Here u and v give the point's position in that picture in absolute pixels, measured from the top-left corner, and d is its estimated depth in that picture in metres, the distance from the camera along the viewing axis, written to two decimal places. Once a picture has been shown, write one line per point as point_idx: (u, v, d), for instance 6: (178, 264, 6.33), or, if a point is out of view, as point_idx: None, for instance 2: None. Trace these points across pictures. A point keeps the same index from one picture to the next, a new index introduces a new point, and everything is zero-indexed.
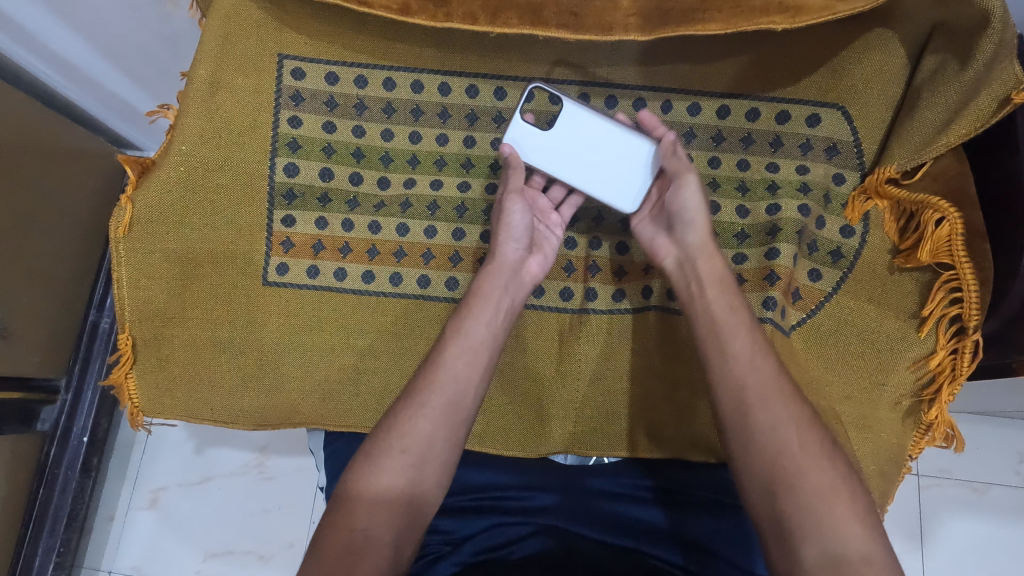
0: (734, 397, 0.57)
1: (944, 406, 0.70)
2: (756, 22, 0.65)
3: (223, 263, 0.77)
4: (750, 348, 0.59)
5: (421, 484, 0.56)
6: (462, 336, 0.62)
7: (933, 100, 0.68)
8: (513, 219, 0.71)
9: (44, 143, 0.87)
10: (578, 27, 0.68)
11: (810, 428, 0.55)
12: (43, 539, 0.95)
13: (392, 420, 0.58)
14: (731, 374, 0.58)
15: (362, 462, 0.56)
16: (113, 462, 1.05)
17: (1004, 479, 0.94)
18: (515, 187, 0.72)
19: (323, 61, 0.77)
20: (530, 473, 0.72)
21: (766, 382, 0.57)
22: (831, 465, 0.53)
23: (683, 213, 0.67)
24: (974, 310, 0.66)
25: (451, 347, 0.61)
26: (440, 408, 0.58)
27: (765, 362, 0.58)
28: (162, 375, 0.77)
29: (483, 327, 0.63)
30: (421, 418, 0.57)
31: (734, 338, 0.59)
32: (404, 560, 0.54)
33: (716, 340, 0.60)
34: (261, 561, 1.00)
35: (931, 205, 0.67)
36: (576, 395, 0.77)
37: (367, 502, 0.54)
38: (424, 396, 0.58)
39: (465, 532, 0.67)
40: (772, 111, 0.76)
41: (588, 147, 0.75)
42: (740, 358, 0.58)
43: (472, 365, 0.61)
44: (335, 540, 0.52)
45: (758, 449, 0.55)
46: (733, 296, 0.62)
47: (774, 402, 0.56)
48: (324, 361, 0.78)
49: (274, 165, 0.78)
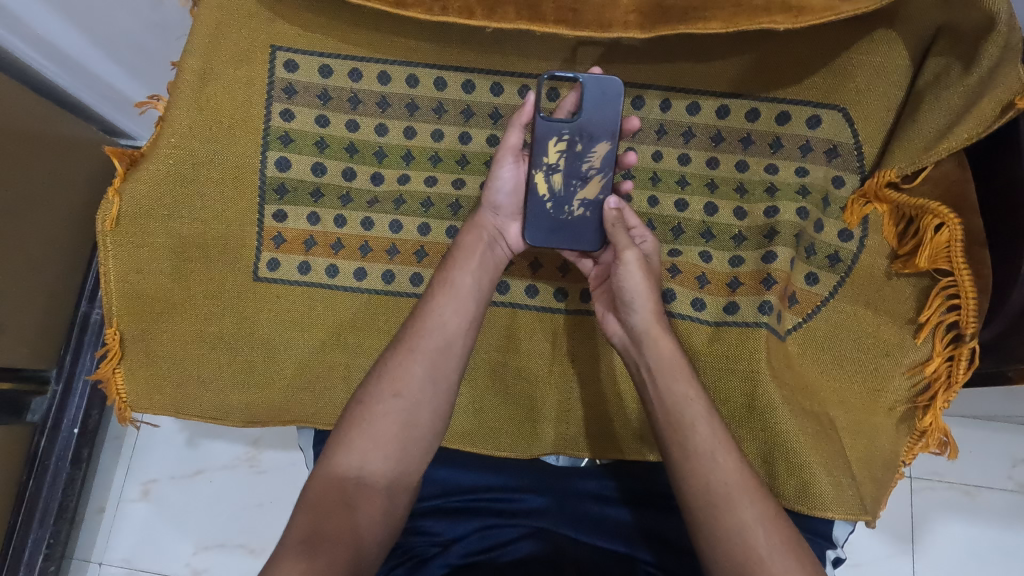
0: (699, 498, 0.52)
1: (938, 414, 0.69)
2: (758, 21, 0.63)
3: (213, 258, 0.76)
4: (714, 447, 0.53)
5: (413, 430, 0.56)
6: (449, 287, 0.61)
7: (936, 104, 0.67)
8: (499, 181, 0.67)
9: (37, 130, 0.85)
10: (576, 23, 0.67)
11: (779, 527, 0.50)
12: (33, 530, 0.94)
13: (382, 367, 0.58)
14: (695, 468, 0.53)
15: (355, 410, 0.56)
16: (105, 450, 1.04)
17: (993, 482, 0.94)
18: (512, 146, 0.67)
19: (317, 54, 0.76)
20: (522, 474, 0.71)
21: (731, 479, 0.52)
22: (803, 568, 0.49)
23: (629, 289, 0.61)
24: (971, 318, 0.65)
25: (441, 297, 0.61)
26: (429, 354, 0.58)
27: (728, 460, 0.53)
28: (150, 370, 0.76)
29: (470, 279, 0.62)
30: (413, 364, 0.57)
31: (694, 435, 0.54)
32: (399, 508, 0.55)
33: (673, 438, 0.55)
34: (251, 555, 0.99)
35: (931, 211, 0.67)
36: (568, 396, 0.77)
37: (360, 444, 0.54)
38: (414, 342, 0.58)
39: (454, 533, 0.66)
40: (772, 112, 0.75)
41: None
42: (699, 458, 0.53)
43: (460, 312, 0.60)
44: (330, 481, 0.53)
45: (726, 554, 0.50)
46: (684, 380, 0.57)
47: (740, 502, 0.51)
48: (314, 357, 0.77)
49: (266, 158, 0.77)
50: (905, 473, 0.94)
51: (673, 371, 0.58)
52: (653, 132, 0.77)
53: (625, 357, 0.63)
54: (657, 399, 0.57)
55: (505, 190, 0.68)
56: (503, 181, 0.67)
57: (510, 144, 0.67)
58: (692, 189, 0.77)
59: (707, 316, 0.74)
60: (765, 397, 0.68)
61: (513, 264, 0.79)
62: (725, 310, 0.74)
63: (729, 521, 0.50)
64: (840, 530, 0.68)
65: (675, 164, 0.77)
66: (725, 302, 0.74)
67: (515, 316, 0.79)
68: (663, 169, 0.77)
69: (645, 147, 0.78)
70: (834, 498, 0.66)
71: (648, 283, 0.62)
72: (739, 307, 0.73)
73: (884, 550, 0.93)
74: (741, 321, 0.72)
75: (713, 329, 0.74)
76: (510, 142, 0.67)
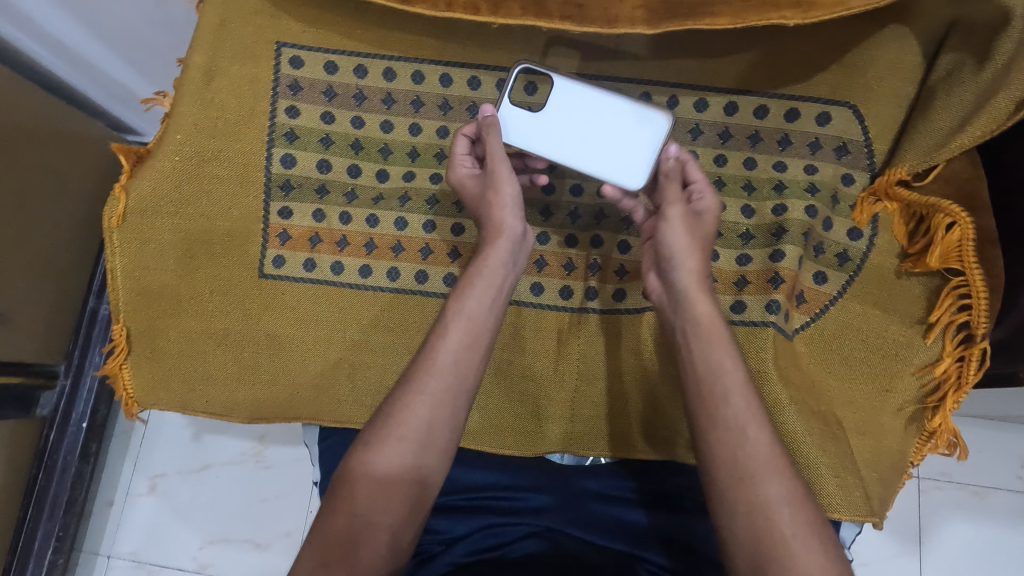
0: (724, 470, 0.51)
1: (948, 415, 0.69)
2: (767, 17, 0.63)
3: (219, 256, 0.76)
4: (745, 416, 0.53)
5: (420, 472, 0.54)
6: (462, 317, 0.59)
7: (947, 101, 0.67)
8: (506, 188, 0.64)
9: (48, 125, 0.86)
10: (583, 19, 0.66)
11: (803, 511, 0.50)
12: (43, 522, 0.95)
13: (389, 408, 0.55)
14: (722, 439, 0.52)
15: (359, 451, 0.55)
16: (115, 439, 1.05)
17: (1002, 482, 0.93)
18: (497, 157, 0.65)
19: (323, 50, 0.76)
20: (529, 473, 0.71)
21: (761, 455, 0.51)
22: (825, 555, 0.48)
23: (672, 245, 0.61)
24: (983, 319, 0.65)
25: (452, 330, 0.58)
26: (436, 393, 0.56)
27: (760, 435, 0.52)
28: (156, 367, 0.76)
29: (484, 307, 0.60)
30: (418, 405, 0.55)
31: (724, 402, 0.53)
32: (405, 544, 0.54)
33: (704, 403, 0.54)
34: (258, 549, 1.00)
35: (943, 208, 0.66)
36: (574, 394, 0.76)
37: (366, 487, 0.53)
38: (421, 382, 0.56)
39: (458, 531, 0.66)
40: (781, 108, 0.74)
41: (568, 142, 0.69)
42: (727, 422, 0.52)
43: (471, 345, 0.58)
44: (334, 524, 0.51)
45: (747, 526, 0.49)
46: (723, 345, 0.56)
47: (765, 480, 0.50)
48: (319, 354, 0.77)
49: (271, 155, 0.76)
50: (913, 472, 0.94)
51: (711, 333, 0.57)
52: None
53: (664, 316, 0.63)
54: (691, 362, 0.56)
55: (512, 200, 0.64)
56: (507, 191, 0.64)
57: (499, 149, 0.65)
58: None
59: None
60: (772, 397, 0.68)
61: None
62: (733, 309, 0.73)
63: (753, 497, 0.50)
64: (846, 532, 0.69)
65: None
66: (732, 301, 0.73)
67: (521, 315, 0.77)
68: None
69: None
70: (842, 500, 0.67)
71: (692, 239, 0.61)
72: (746, 306, 0.72)
73: (890, 550, 0.93)
74: (748, 320, 0.71)
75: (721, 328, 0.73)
76: (497, 150, 0.65)
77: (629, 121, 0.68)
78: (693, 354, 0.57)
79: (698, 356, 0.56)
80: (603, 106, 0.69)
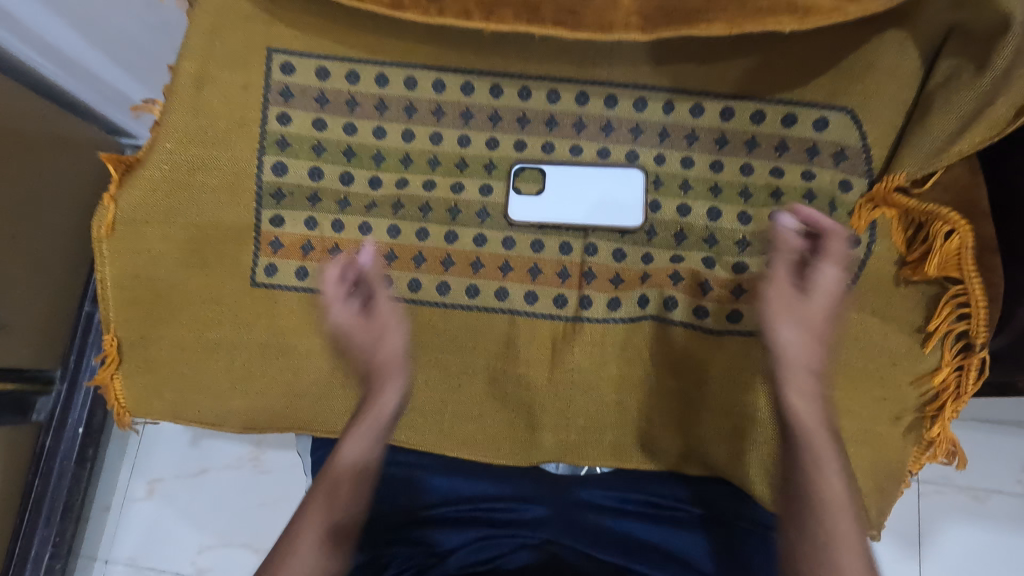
0: (810, 538, 0.60)
1: (946, 424, 0.68)
2: (762, 23, 0.62)
3: (211, 265, 0.75)
4: (836, 516, 0.60)
5: (338, 541, 0.62)
6: (371, 422, 0.65)
7: (946, 107, 0.66)
8: (355, 314, 0.68)
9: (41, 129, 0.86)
10: (577, 25, 0.65)
11: (857, 552, 0.59)
12: (39, 527, 0.94)
13: (313, 492, 0.63)
14: (827, 528, 0.60)
15: (279, 549, 0.61)
16: (113, 444, 1.04)
17: (1004, 486, 0.93)
18: (383, 305, 0.69)
19: (315, 56, 0.75)
20: (519, 480, 0.73)
21: (840, 524, 0.60)
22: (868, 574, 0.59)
23: (803, 309, 0.66)
24: (982, 328, 0.64)
25: (362, 426, 0.65)
26: (342, 482, 0.63)
27: (836, 483, 0.62)
28: (148, 376, 0.76)
29: (360, 456, 0.64)
30: (315, 501, 0.62)
31: (813, 516, 0.61)
32: None
33: (800, 465, 0.63)
34: (256, 554, 1.00)
35: (942, 217, 0.65)
36: (568, 404, 0.74)
37: (298, 562, 0.59)
38: (324, 485, 0.63)
39: (456, 541, 0.70)
40: (778, 114, 0.73)
41: (570, 211, 0.76)
42: (816, 520, 0.60)
43: (375, 444, 0.65)
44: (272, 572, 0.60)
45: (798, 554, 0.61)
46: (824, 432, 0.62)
47: (843, 553, 0.59)
48: (311, 364, 0.76)
49: (263, 163, 0.75)
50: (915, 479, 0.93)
51: (814, 448, 0.62)
52: (656, 135, 0.76)
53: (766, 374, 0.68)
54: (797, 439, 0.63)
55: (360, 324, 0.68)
56: (385, 324, 0.68)
57: (383, 298, 0.70)
58: (696, 193, 0.75)
59: (710, 325, 0.73)
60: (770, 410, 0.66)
61: (485, 267, 0.77)
62: (729, 318, 0.72)
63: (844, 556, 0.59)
64: None
65: (679, 167, 0.76)
66: (729, 310, 0.73)
67: (515, 324, 0.76)
68: (667, 173, 0.76)
69: (647, 151, 0.76)
70: None
71: (832, 293, 0.65)
72: (743, 315, 0.72)
73: (889, 557, 0.92)
74: (745, 330, 0.72)
75: (717, 338, 0.72)
76: (381, 293, 0.70)
77: (614, 185, 0.76)
78: (795, 408, 0.64)
79: (800, 413, 0.63)
80: (592, 174, 0.76)
